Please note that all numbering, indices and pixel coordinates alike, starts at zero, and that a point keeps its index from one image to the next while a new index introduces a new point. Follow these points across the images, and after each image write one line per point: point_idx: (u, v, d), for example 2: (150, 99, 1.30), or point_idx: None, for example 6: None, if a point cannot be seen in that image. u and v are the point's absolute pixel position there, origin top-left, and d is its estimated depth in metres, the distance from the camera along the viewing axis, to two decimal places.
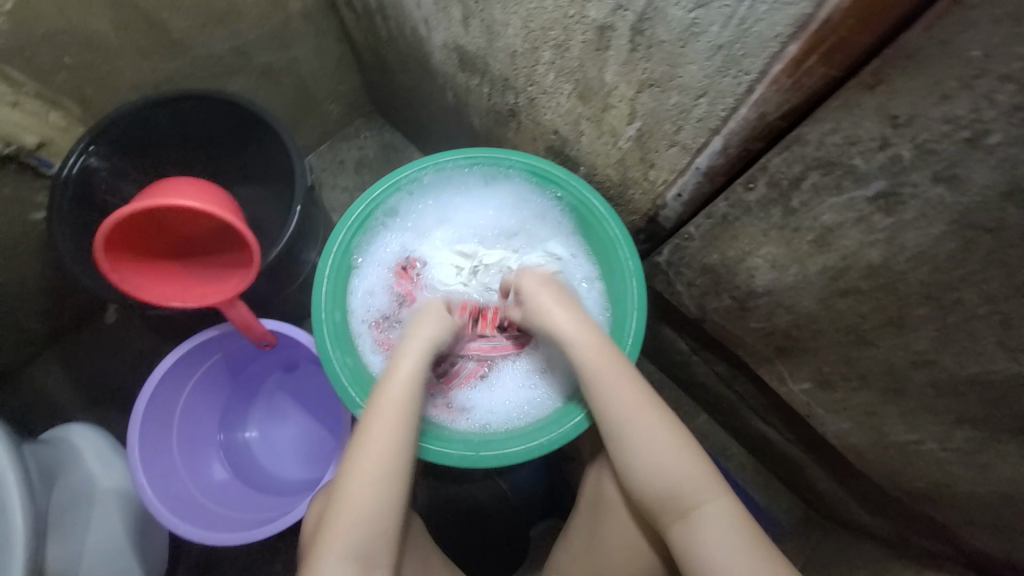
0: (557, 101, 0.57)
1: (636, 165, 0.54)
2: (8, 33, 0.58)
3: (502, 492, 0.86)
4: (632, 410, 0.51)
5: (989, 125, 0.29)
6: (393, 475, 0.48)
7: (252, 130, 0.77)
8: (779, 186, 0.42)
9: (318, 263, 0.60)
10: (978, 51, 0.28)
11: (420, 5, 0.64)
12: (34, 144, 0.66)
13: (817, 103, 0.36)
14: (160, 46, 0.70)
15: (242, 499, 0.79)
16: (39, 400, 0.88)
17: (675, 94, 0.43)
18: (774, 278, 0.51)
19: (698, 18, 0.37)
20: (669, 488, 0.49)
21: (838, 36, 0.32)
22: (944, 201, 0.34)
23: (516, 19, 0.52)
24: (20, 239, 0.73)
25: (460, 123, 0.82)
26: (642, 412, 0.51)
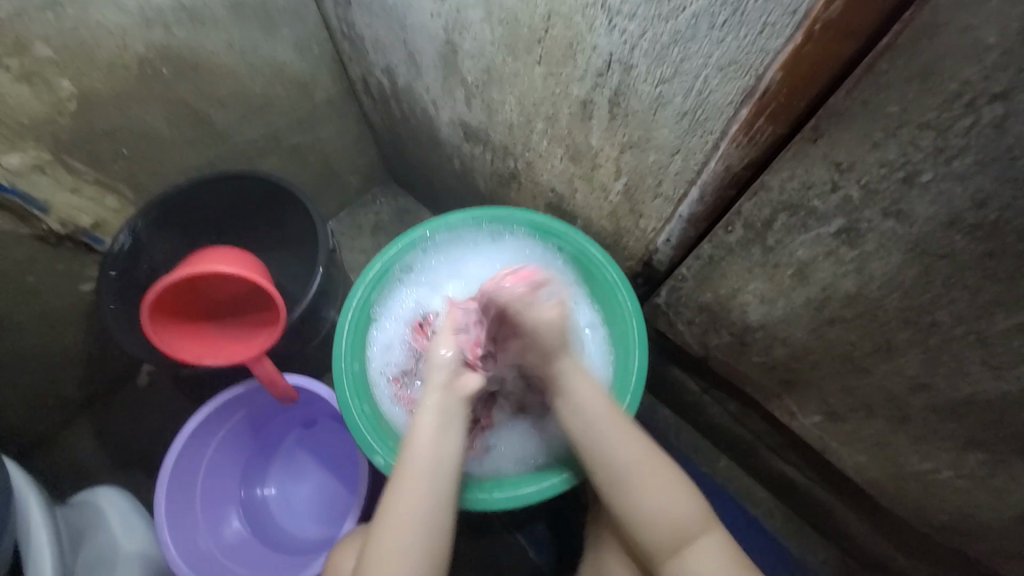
0: (552, 164, 0.63)
1: (627, 215, 0.59)
2: (73, 129, 0.67)
3: (521, 546, 0.84)
4: (633, 466, 0.54)
5: (919, 166, 0.34)
6: (434, 521, 0.51)
7: (281, 202, 0.85)
8: (755, 228, 0.47)
9: (339, 316, 0.65)
10: (895, 107, 0.33)
11: (429, 89, 0.74)
12: (89, 224, 0.75)
13: (775, 153, 0.41)
14: (204, 135, 0.80)
15: (260, 559, 0.78)
16: (69, 465, 0.91)
17: (653, 152, 0.49)
18: (765, 313, 0.54)
19: (663, 92, 0.43)
20: (658, 536, 0.52)
21: (780, 101, 0.37)
22: (897, 233, 0.38)
23: (512, 97, 0.60)
24: (68, 309, 0.80)
25: (466, 186, 0.90)
26: (638, 464, 0.54)
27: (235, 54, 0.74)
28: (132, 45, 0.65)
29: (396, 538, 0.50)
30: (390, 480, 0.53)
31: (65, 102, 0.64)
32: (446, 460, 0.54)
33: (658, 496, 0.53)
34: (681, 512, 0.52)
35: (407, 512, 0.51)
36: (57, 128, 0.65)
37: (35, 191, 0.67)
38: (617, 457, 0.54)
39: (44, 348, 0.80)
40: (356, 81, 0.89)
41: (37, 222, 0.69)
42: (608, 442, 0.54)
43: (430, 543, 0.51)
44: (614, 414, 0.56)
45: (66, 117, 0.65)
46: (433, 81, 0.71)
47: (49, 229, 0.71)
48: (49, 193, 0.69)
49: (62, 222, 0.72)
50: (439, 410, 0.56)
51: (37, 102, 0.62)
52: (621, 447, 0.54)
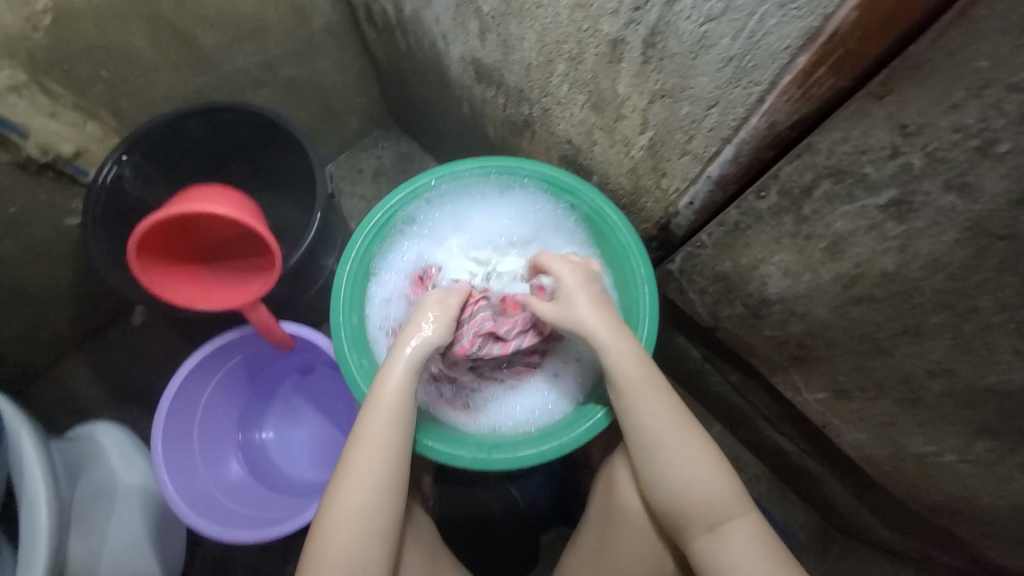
0: (571, 112, 0.58)
1: (648, 173, 0.55)
2: (49, 47, 0.61)
3: (513, 498, 0.86)
4: (671, 434, 0.51)
5: (998, 134, 0.30)
6: (387, 479, 0.49)
7: (276, 140, 0.80)
8: (791, 195, 0.43)
9: (337, 267, 0.62)
10: (985, 63, 0.28)
11: (439, 20, 0.67)
12: (70, 153, 0.70)
13: (828, 112, 0.37)
14: (191, 61, 0.73)
15: (259, 499, 0.80)
16: (66, 399, 0.91)
17: (686, 104, 0.44)
18: (787, 287, 0.51)
19: (708, 32, 0.38)
20: (694, 503, 0.50)
21: (848, 48, 0.32)
22: (956, 209, 0.34)
23: (532, 33, 0.54)
24: (55, 244, 0.76)
25: (475, 133, 0.84)
26: (675, 429, 0.51)
27: None
28: None
29: (350, 496, 0.49)
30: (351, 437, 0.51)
31: (39, 15, 0.58)
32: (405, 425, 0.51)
33: (697, 464, 0.50)
34: (717, 481, 0.50)
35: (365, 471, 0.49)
36: (33, 46, 0.60)
37: (10, 114, 0.63)
38: (657, 427, 0.51)
39: (32, 282, 0.78)
40: (358, 7, 0.81)
41: (16, 148, 0.65)
42: (646, 405, 0.52)
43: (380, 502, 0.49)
44: (655, 384, 0.53)
45: (42, 34, 0.60)
46: (444, 11, 0.64)
47: (29, 157, 0.66)
48: (26, 117, 0.64)
49: (42, 149, 0.67)
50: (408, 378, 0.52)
51: (7, 13, 0.57)
52: (659, 416, 0.51)
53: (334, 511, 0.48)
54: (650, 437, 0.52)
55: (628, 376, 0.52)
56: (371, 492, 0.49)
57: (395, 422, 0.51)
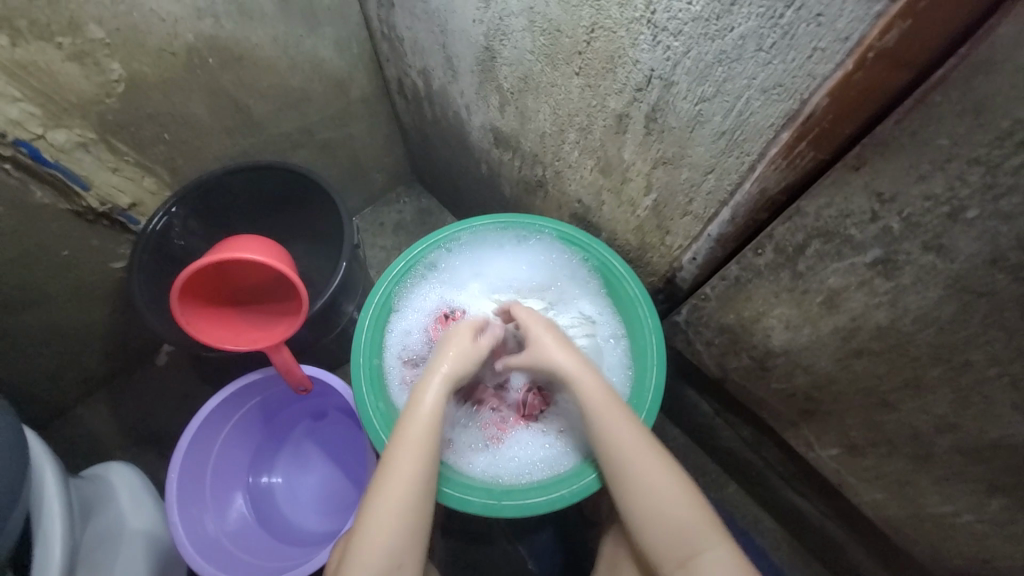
0: (581, 175, 0.64)
1: (653, 231, 0.59)
2: (119, 110, 0.69)
3: (521, 556, 0.84)
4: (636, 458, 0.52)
5: (965, 202, 0.33)
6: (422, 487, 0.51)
7: (310, 195, 0.87)
8: (786, 252, 0.46)
9: (361, 310, 0.66)
10: (944, 141, 0.32)
11: (463, 94, 0.75)
12: (126, 204, 0.77)
13: (812, 179, 0.41)
14: (242, 125, 0.82)
15: (262, 546, 0.79)
16: (85, 436, 0.93)
17: (686, 170, 0.49)
18: (789, 339, 0.53)
19: (702, 111, 0.43)
20: (660, 535, 0.49)
21: (823, 127, 0.37)
22: (937, 267, 0.37)
23: (546, 106, 0.60)
24: (99, 285, 0.82)
25: (491, 191, 0.91)
26: (639, 454, 0.52)
27: (279, 49, 0.76)
28: (182, 33, 0.67)
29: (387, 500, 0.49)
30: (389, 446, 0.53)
31: (113, 84, 0.67)
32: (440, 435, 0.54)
33: (662, 492, 0.51)
34: (684, 510, 0.50)
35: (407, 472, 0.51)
36: (104, 109, 0.68)
37: (78, 169, 0.70)
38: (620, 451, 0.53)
39: (72, 321, 0.83)
40: (391, 81, 0.91)
41: (78, 199, 0.72)
42: (613, 433, 0.53)
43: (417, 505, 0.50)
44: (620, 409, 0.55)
45: (114, 99, 0.68)
46: (468, 86, 0.72)
47: (88, 207, 0.73)
48: (91, 171, 0.71)
49: (101, 201, 0.74)
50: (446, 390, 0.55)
51: (85, 82, 0.65)
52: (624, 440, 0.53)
53: (377, 504, 0.49)
54: (612, 465, 0.53)
55: (591, 406, 0.55)
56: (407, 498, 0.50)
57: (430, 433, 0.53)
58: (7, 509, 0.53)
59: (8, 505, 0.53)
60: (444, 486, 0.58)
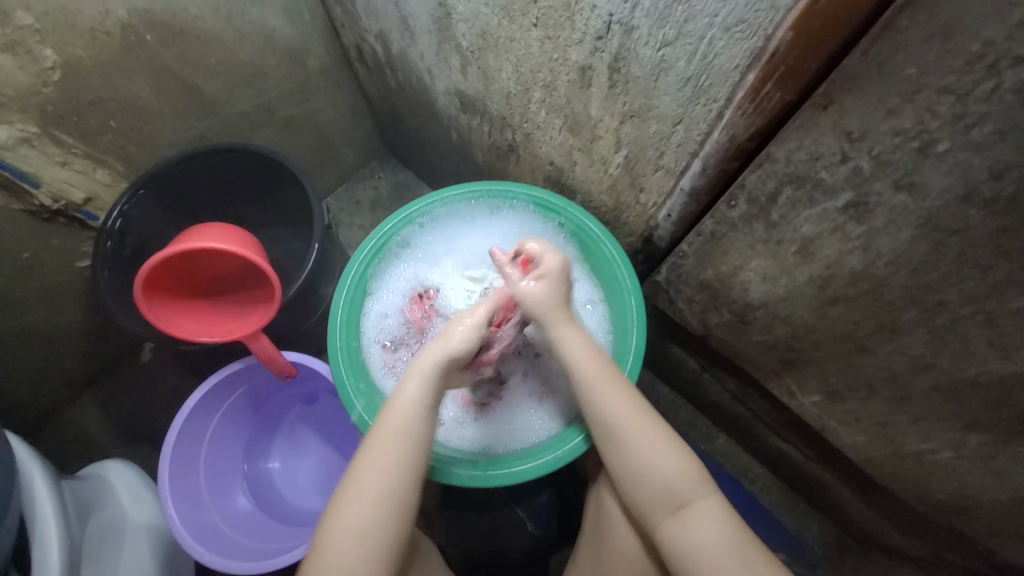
0: (550, 135, 0.61)
1: (627, 189, 0.57)
2: (58, 100, 0.65)
3: (520, 519, 0.86)
4: (625, 420, 0.53)
5: (935, 135, 0.32)
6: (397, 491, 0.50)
7: (276, 176, 0.84)
8: (759, 203, 0.45)
9: (334, 292, 0.64)
10: (912, 70, 0.30)
11: (423, 57, 0.71)
12: (81, 199, 0.74)
13: (781, 123, 0.39)
14: (194, 107, 0.78)
15: (263, 530, 0.81)
16: (77, 438, 0.93)
17: (655, 122, 0.47)
18: (767, 291, 0.52)
19: (665, 56, 0.41)
20: (649, 492, 0.51)
21: (789, 64, 0.35)
22: (908, 207, 0.36)
23: (508, 64, 0.57)
24: (66, 286, 0.79)
25: (465, 160, 0.88)
26: (632, 418, 0.53)
27: (222, 20, 0.71)
28: (113, 9, 0.62)
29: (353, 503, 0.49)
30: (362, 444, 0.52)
31: (48, 72, 0.62)
32: (421, 438, 0.52)
33: (654, 450, 0.52)
34: (675, 463, 0.51)
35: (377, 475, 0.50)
36: (43, 99, 0.64)
37: (23, 165, 0.66)
38: (611, 413, 0.53)
39: (45, 325, 0.81)
40: (349, 48, 0.86)
41: (29, 197, 0.68)
42: (604, 396, 0.53)
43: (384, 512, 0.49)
44: (613, 374, 0.55)
45: (52, 88, 0.64)
46: (427, 49, 0.68)
47: (41, 205, 0.70)
48: (37, 167, 0.67)
49: (53, 197, 0.70)
50: (427, 384, 0.53)
51: (21, 73, 0.61)
52: (614, 406, 0.53)
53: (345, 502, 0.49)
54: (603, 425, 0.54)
55: (581, 369, 0.55)
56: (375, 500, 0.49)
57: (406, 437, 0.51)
58: None
59: None
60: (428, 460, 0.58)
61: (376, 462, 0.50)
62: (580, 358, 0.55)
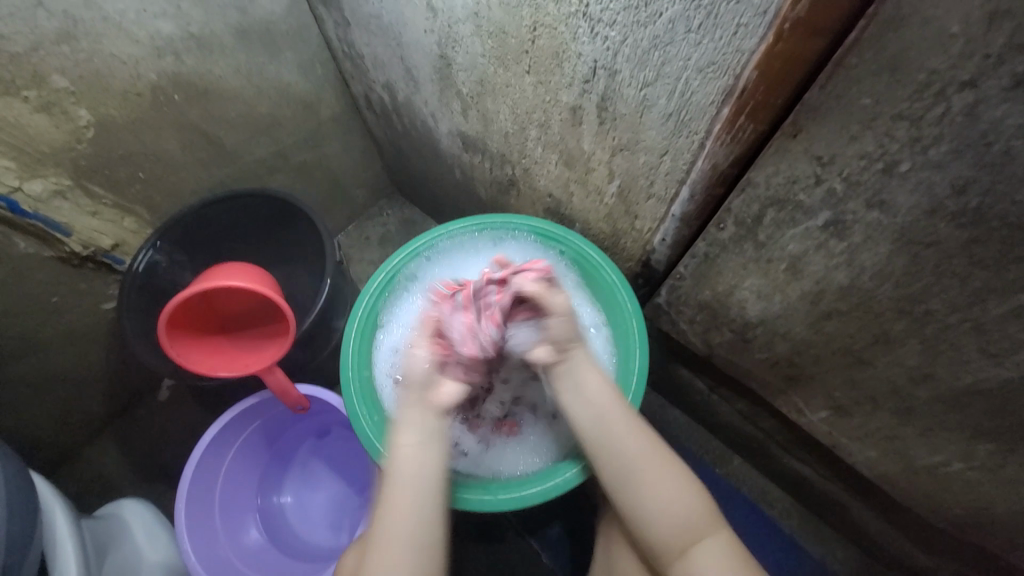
0: (548, 170, 0.65)
1: (622, 216, 0.60)
2: (91, 155, 0.71)
3: (534, 551, 0.85)
4: (644, 463, 0.53)
5: (897, 156, 0.34)
6: (427, 536, 0.51)
7: (290, 217, 0.88)
8: (745, 224, 0.47)
9: (345, 326, 0.67)
10: (868, 100, 0.33)
11: (427, 103, 0.76)
12: (109, 245, 0.78)
13: (758, 150, 0.42)
14: (215, 156, 0.84)
15: (277, 566, 0.80)
16: (95, 478, 0.94)
17: (643, 154, 0.50)
18: (763, 308, 0.54)
19: (647, 95, 0.44)
20: (664, 535, 0.51)
21: (758, 99, 0.38)
22: (883, 223, 0.38)
23: (505, 107, 0.62)
24: (92, 328, 0.83)
25: (468, 195, 0.92)
26: (643, 462, 0.53)
27: (242, 78, 0.77)
28: (145, 73, 0.69)
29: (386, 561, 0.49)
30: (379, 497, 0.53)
31: (83, 129, 0.68)
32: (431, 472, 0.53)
33: (670, 492, 0.52)
34: (689, 505, 0.52)
35: (403, 523, 0.50)
36: (77, 155, 0.69)
37: (56, 216, 0.71)
38: (626, 455, 0.53)
39: (70, 366, 0.84)
40: (358, 97, 0.92)
41: (59, 245, 0.73)
42: (620, 441, 0.54)
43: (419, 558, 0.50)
44: (626, 417, 0.55)
45: (85, 144, 0.69)
46: (430, 95, 0.74)
47: (71, 252, 0.74)
48: (70, 217, 0.72)
49: (83, 244, 0.75)
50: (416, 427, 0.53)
51: (55, 130, 0.66)
52: (631, 447, 0.53)
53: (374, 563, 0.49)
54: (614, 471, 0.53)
55: (597, 414, 0.54)
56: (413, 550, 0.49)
57: (416, 481, 0.52)
58: (23, 555, 0.54)
59: (23, 551, 0.54)
60: None
61: (398, 509, 0.51)
62: (597, 402, 0.55)
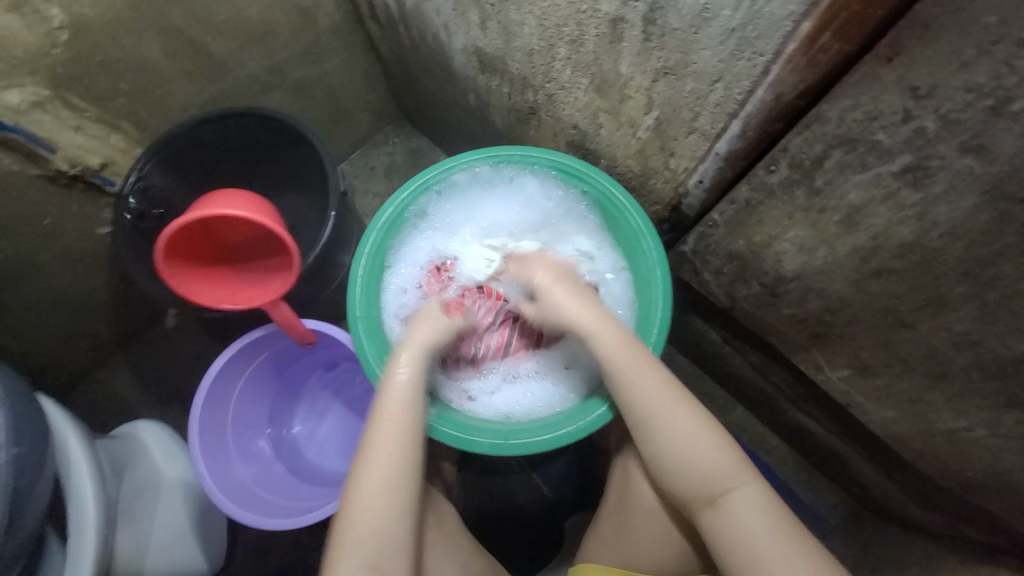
0: (575, 97, 0.58)
1: (656, 154, 0.54)
2: (68, 61, 0.63)
3: (536, 485, 0.88)
4: (669, 407, 0.52)
5: (1012, 92, 0.29)
6: (405, 486, 0.50)
7: (290, 141, 0.82)
8: (802, 167, 0.42)
9: (352, 261, 0.63)
10: (991, 18, 0.28)
11: (439, 12, 0.67)
12: (98, 164, 0.73)
13: (836, 79, 0.36)
14: (205, 69, 0.76)
15: (290, 489, 0.84)
16: (109, 399, 0.97)
17: (691, 80, 0.43)
18: (803, 263, 0.50)
19: (709, 3, 0.37)
20: (693, 479, 0.50)
21: (852, 11, 0.32)
22: (973, 172, 0.33)
23: (531, 18, 0.53)
24: (90, 253, 0.80)
25: (482, 124, 0.84)
26: (678, 409, 0.52)
27: None
28: None
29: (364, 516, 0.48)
30: (360, 448, 0.51)
31: (57, 32, 0.61)
32: (414, 422, 0.51)
33: (698, 437, 0.51)
34: (717, 452, 0.50)
35: (380, 478, 0.49)
36: (53, 61, 0.62)
37: (36, 129, 0.65)
38: (653, 402, 0.52)
39: (72, 291, 0.82)
40: (361, 4, 0.82)
41: (46, 162, 0.67)
42: (645, 386, 0.52)
43: (394, 510, 0.49)
44: (650, 364, 0.53)
45: (61, 49, 0.62)
46: (444, 2, 0.64)
47: (58, 170, 0.69)
48: (52, 131, 0.66)
49: (70, 162, 0.70)
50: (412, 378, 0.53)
51: (29, 33, 0.59)
52: (655, 392, 0.52)
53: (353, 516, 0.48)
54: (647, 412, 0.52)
55: (617, 361, 0.53)
56: (387, 504, 0.49)
57: (402, 435, 0.50)
58: (34, 479, 0.54)
59: (35, 474, 0.55)
60: (450, 430, 0.58)
61: (378, 462, 0.49)
62: (616, 351, 0.53)
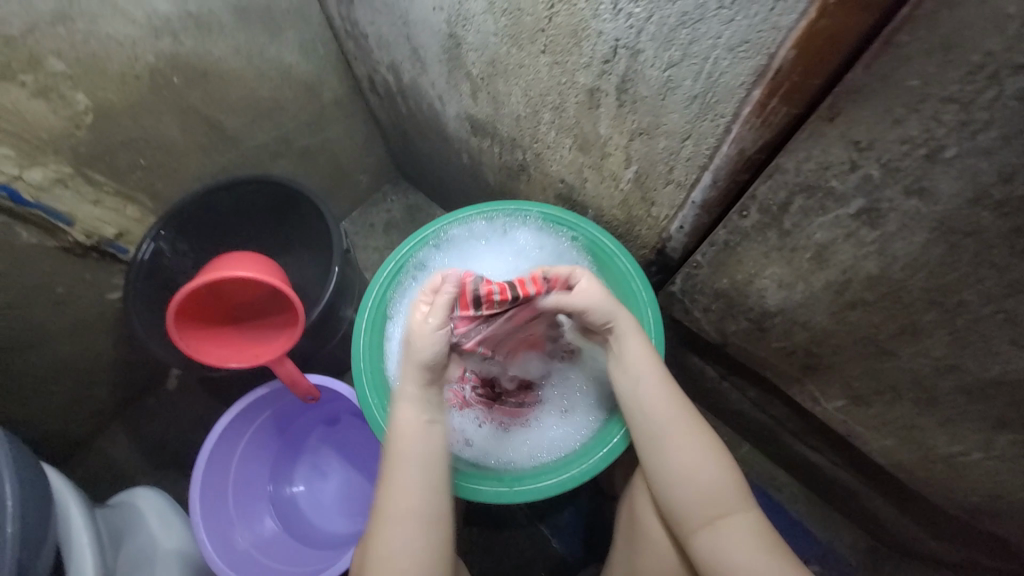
0: (560, 155, 0.63)
1: (637, 204, 0.58)
2: (90, 141, 0.69)
3: (543, 536, 0.86)
4: (673, 421, 0.54)
5: (942, 141, 0.33)
6: (427, 501, 0.51)
7: (295, 204, 0.86)
8: (770, 212, 0.46)
9: (355, 319, 0.66)
10: (916, 81, 0.32)
11: (434, 85, 0.74)
12: (113, 234, 0.77)
13: (789, 134, 0.41)
14: (217, 142, 0.82)
15: (291, 553, 0.81)
16: (107, 467, 0.95)
17: (663, 139, 0.48)
18: (784, 298, 0.53)
19: (671, 77, 0.42)
20: (690, 499, 0.51)
21: (794, 80, 0.36)
22: (920, 212, 0.37)
23: (517, 89, 0.59)
24: (98, 319, 0.82)
25: (475, 180, 0.90)
26: (678, 424, 0.54)
27: (243, 60, 0.75)
28: (142, 55, 0.66)
29: (388, 533, 0.50)
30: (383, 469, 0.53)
31: (81, 115, 0.66)
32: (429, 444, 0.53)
33: (693, 455, 0.52)
34: (713, 473, 0.52)
35: (405, 498, 0.51)
36: (75, 141, 0.67)
37: (58, 205, 0.69)
38: (654, 415, 0.54)
39: (79, 357, 0.83)
40: (362, 79, 0.89)
41: (64, 235, 0.72)
42: (651, 401, 0.54)
43: (420, 525, 0.51)
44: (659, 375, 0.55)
45: (85, 130, 0.67)
46: (438, 77, 0.71)
47: (75, 241, 0.73)
48: (72, 206, 0.71)
49: (88, 235, 0.74)
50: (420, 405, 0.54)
51: (54, 116, 0.64)
52: (660, 404, 0.54)
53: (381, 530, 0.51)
54: (651, 431, 0.54)
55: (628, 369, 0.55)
56: (410, 520, 0.51)
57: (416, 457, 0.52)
58: (35, 553, 0.53)
59: (38, 546, 0.54)
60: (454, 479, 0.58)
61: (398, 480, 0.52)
62: (635, 358, 0.55)
